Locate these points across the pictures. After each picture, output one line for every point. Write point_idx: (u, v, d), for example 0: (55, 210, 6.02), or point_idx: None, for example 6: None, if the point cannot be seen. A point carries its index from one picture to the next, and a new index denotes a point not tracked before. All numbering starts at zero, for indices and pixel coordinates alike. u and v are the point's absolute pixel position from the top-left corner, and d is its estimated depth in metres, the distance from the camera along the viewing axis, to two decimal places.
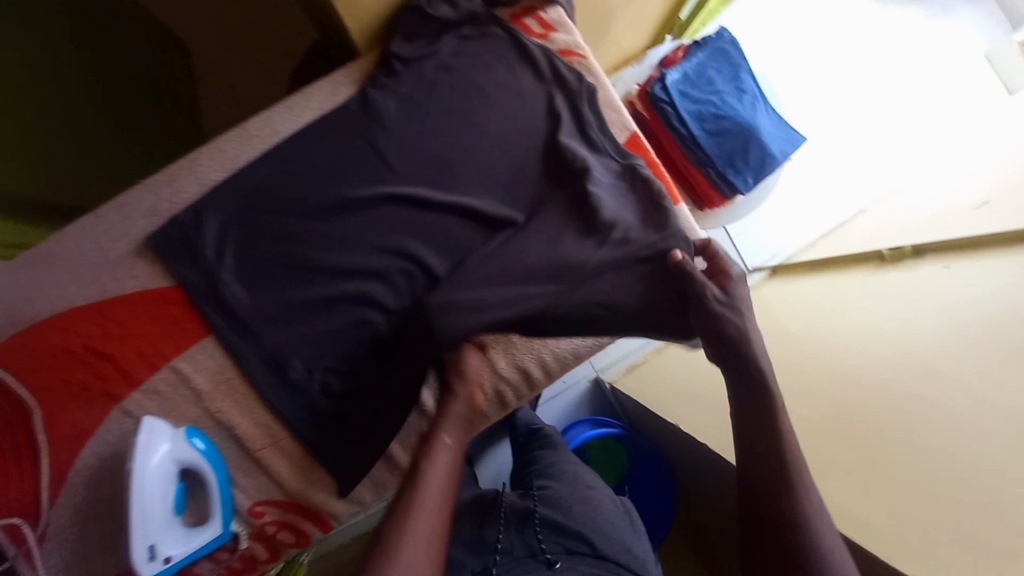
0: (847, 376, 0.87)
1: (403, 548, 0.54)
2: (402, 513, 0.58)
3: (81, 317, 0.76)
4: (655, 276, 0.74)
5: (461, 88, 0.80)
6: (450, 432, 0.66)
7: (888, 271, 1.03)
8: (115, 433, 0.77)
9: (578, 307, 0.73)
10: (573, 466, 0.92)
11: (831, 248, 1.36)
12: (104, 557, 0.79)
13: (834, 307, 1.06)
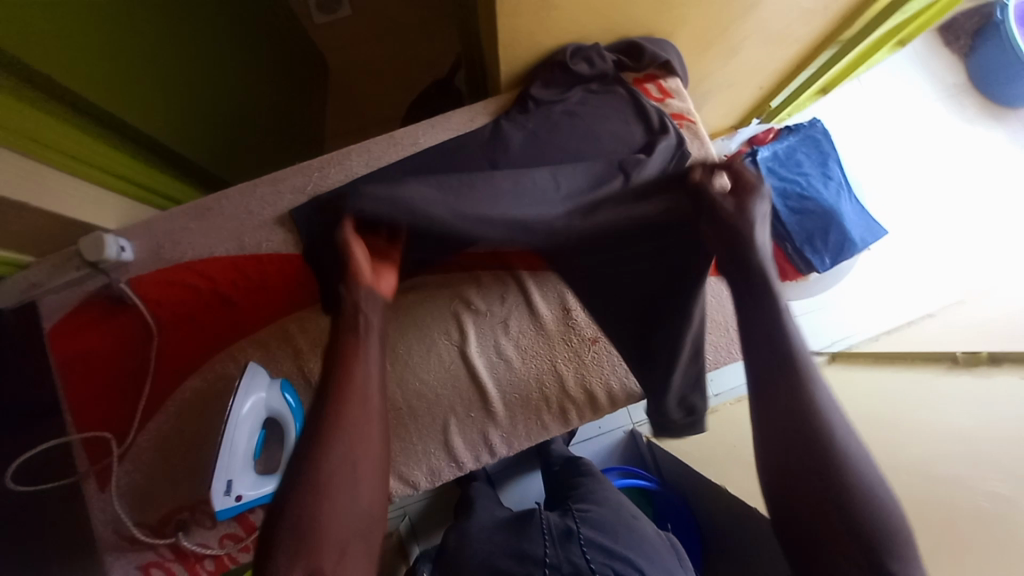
0: (915, 466, 0.84)
1: (332, 429, 0.54)
2: (332, 389, 0.57)
3: (215, 266, 0.87)
4: (673, 204, 0.70)
5: (576, 131, 0.87)
6: (370, 312, 0.63)
7: (959, 374, 1.02)
8: (214, 374, 0.85)
9: (588, 223, 0.72)
10: (615, 494, 0.93)
11: (899, 344, 1.34)
12: (164, 491, 0.82)
13: (902, 400, 1.03)
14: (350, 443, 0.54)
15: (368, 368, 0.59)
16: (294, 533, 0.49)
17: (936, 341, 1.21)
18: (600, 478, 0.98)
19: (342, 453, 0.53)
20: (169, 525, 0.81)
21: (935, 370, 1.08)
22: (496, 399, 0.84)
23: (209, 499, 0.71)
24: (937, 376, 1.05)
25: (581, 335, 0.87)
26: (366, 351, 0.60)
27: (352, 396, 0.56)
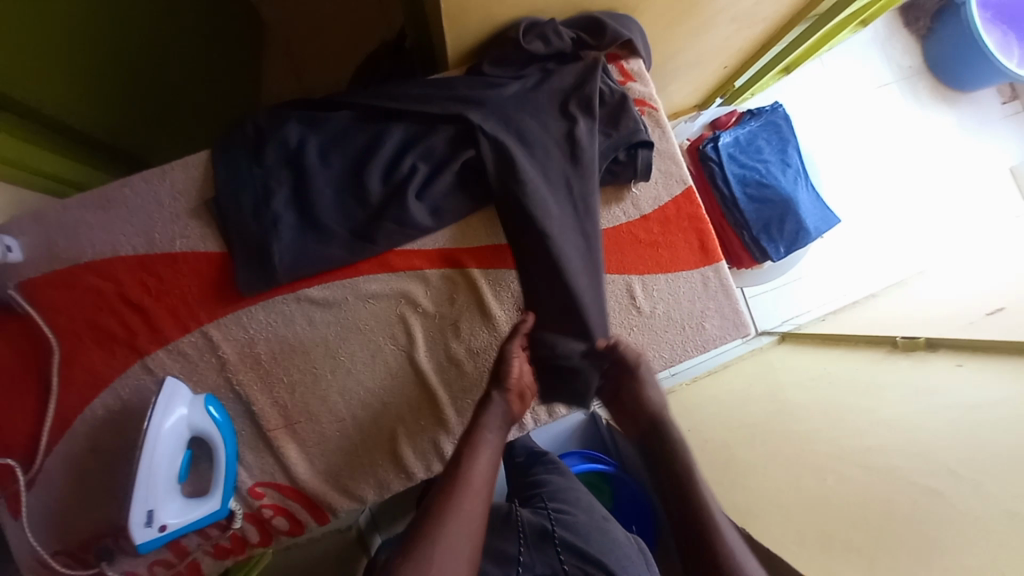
0: (855, 455, 0.87)
1: (443, 536, 0.54)
2: (448, 492, 0.58)
3: (126, 266, 0.77)
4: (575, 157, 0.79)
5: (531, 102, 0.81)
6: (493, 428, 0.66)
7: (899, 359, 1.06)
8: (129, 388, 0.76)
9: (494, 148, 0.78)
10: (586, 494, 0.95)
11: (844, 326, 1.38)
12: (78, 518, 0.74)
13: (844, 385, 1.07)
14: (456, 536, 0.54)
15: (481, 461, 0.61)
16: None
17: (878, 325, 1.26)
18: (572, 478, 1.00)
19: (452, 550, 0.53)
20: (92, 551, 0.75)
21: (873, 356, 1.13)
22: (450, 407, 0.81)
23: (128, 532, 0.64)
24: (876, 361, 1.10)
25: None
26: (474, 455, 0.62)
27: (466, 488, 0.58)
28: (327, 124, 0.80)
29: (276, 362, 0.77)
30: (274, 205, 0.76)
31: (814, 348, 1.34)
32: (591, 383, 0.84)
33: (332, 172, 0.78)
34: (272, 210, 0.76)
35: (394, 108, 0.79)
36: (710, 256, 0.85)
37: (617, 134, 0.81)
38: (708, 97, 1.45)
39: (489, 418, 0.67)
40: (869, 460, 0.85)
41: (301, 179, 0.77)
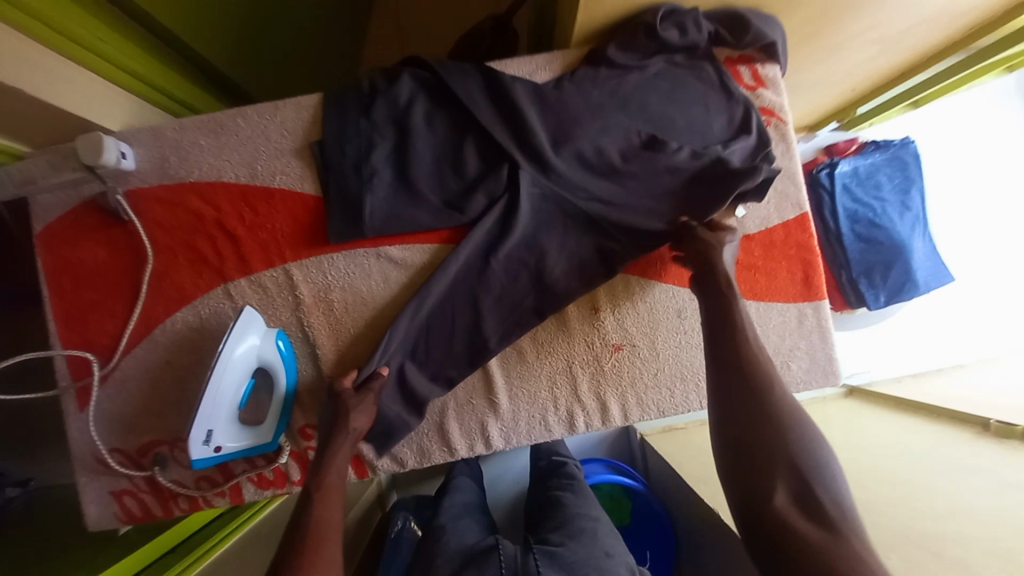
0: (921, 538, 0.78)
1: None
2: (301, 537, 0.52)
3: (225, 194, 0.79)
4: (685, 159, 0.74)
5: (652, 101, 0.78)
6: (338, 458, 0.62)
7: (985, 445, 0.93)
8: (209, 310, 0.79)
9: (599, 140, 0.75)
10: (592, 524, 0.89)
11: (923, 392, 1.23)
12: (144, 420, 0.79)
13: (921, 461, 0.96)
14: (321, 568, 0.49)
15: (323, 506, 0.56)
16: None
17: (968, 397, 1.12)
18: (584, 504, 0.95)
19: None
20: (147, 456, 0.79)
21: (961, 434, 0.99)
22: (504, 397, 0.78)
23: (185, 446, 0.67)
24: (959, 440, 0.98)
25: (605, 340, 0.78)
26: (320, 505, 0.56)
27: (324, 538, 0.52)
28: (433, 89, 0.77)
29: (347, 312, 0.78)
30: (373, 159, 0.76)
31: (889, 412, 1.21)
32: (654, 400, 0.78)
33: (430, 136, 0.76)
34: (371, 164, 0.75)
35: (504, 82, 0.75)
36: (813, 292, 0.78)
37: (737, 148, 0.77)
38: (822, 119, 1.28)
39: (338, 454, 0.63)
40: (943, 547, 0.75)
41: (399, 138, 0.76)
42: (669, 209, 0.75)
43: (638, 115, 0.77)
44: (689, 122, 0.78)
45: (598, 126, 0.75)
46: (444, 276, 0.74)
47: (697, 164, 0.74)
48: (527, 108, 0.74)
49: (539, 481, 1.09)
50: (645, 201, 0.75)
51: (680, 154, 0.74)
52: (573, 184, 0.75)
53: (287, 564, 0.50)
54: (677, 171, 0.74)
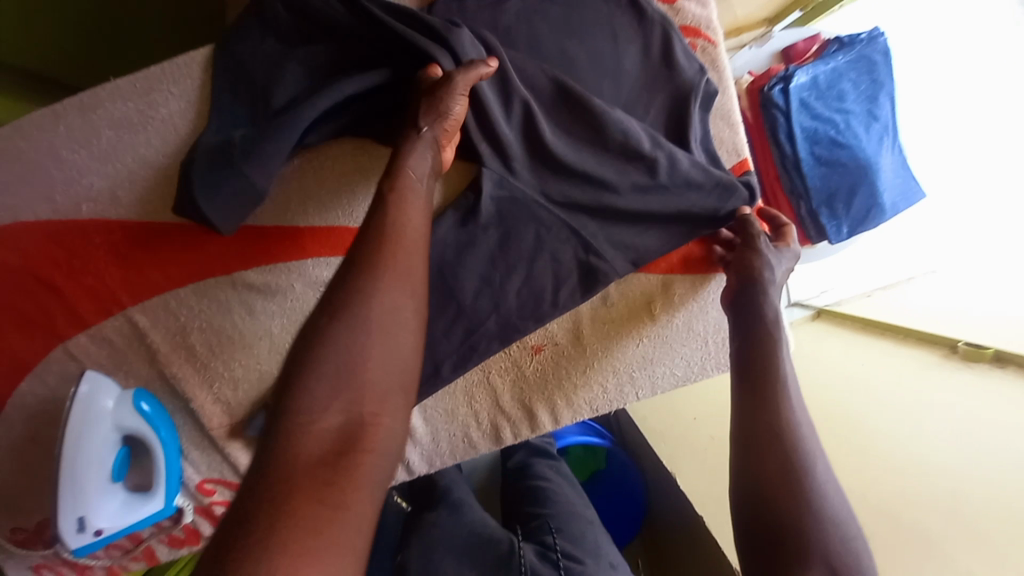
0: (885, 502, 0.70)
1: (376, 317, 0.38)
2: (370, 267, 0.40)
3: (31, 237, 0.63)
4: (593, 120, 0.60)
5: (542, 44, 0.60)
6: (418, 165, 0.48)
7: (952, 371, 0.83)
8: (56, 375, 0.67)
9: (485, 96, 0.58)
10: (592, 529, 0.87)
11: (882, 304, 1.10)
12: (26, 501, 0.71)
13: (872, 394, 0.85)
14: (395, 305, 0.39)
15: (410, 207, 0.44)
16: (332, 367, 0.35)
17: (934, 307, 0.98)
18: (578, 502, 0.93)
19: (388, 341, 0.38)
20: (48, 533, 0.72)
21: (919, 360, 0.88)
22: (419, 416, 0.69)
23: (60, 537, 0.60)
24: (924, 368, 0.86)
25: (524, 342, 0.68)
26: (401, 187, 0.45)
27: (403, 243, 0.42)
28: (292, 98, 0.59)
29: (214, 354, 0.66)
30: (275, 98, 0.58)
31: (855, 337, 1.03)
32: (584, 399, 0.70)
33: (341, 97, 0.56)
34: (269, 146, 0.54)
35: (457, 35, 0.56)
36: None
37: (663, 90, 0.62)
38: (782, 8, 1.04)
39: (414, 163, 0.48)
40: (902, 512, 0.68)
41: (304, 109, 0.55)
42: (608, 170, 0.61)
43: (528, 64, 0.60)
44: (592, 66, 0.61)
45: (574, 111, 0.60)
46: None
47: (675, 163, 0.61)
48: (484, 93, 0.58)
49: (513, 476, 1.03)
50: (584, 175, 0.61)
51: (655, 157, 0.61)
52: (549, 191, 0.62)
53: (359, 255, 0.40)
54: (656, 174, 0.61)
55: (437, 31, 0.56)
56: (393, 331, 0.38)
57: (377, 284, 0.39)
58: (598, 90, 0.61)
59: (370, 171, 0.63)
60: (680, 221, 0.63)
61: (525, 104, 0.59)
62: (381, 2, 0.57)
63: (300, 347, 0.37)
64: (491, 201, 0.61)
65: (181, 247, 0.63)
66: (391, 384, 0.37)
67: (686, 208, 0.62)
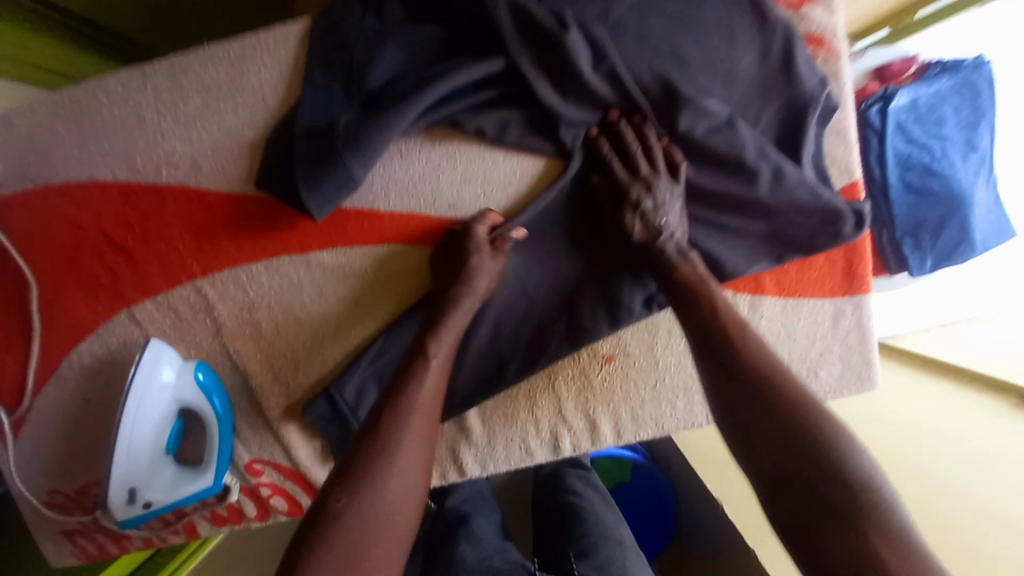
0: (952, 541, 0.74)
1: (386, 488, 0.45)
2: (388, 430, 0.48)
3: (105, 196, 0.61)
4: (700, 127, 0.56)
5: (654, 36, 0.56)
6: (452, 332, 0.57)
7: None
8: (116, 340, 0.65)
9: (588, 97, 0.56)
10: (618, 553, 0.82)
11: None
12: (73, 463, 0.69)
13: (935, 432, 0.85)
14: (400, 478, 0.46)
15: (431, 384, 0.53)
16: (338, 553, 0.41)
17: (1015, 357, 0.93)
18: (607, 520, 0.88)
19: (387, 512, 0.44)
20: (89, 498, 0.70)
21: (985, 407, 0.86)
22: (476, 416, 0.67)
23: (109, 506, 0.59)
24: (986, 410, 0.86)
25: (595, 350, 0.65)
26: (433, 359, 0.54)
27: (421, 409, 0.51)
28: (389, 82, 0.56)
29: (279, 332, 0.65)
30: (370, 79, 0.56)
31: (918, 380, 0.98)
32: (651, 416, 0.66)
33: (449, 86, 0.54)
34: (373, 133, 0.53)
35: (571, 33, 0.53)
36: (855, 285, 0.62)
37: (779, 98, 0.57)
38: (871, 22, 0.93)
39: (455, 322, 0.57)
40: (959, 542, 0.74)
41: (407, 97, 0.54)
42: (707, 178, 0.58)
43: (638, 60, 0.56)
44: (705, 64, 0.56)
45: (679, 115, 0.56)
46: (421, 314, 0.64)
47: (786, 175, 0.56)
48: (591, 94, 0.56)
49: (543, 487, 1.01)
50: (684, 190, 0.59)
51: (758, 168, 0.56)
52: None
53: (383, 428, 0.48)
54: (756, 187, 0.57)
55: (547, 22, 0.53)
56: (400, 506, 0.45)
57: (397, 461, 0.47)
58: (709, 89, 0.57)
59: (461, 159, 0.61)
60: (779, 240, 0.59)
61: None
62: None
63: (316, 514, 0.43)
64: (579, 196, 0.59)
65: (260, 223, 0.62)
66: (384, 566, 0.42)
67: (785, 225, 0.58)
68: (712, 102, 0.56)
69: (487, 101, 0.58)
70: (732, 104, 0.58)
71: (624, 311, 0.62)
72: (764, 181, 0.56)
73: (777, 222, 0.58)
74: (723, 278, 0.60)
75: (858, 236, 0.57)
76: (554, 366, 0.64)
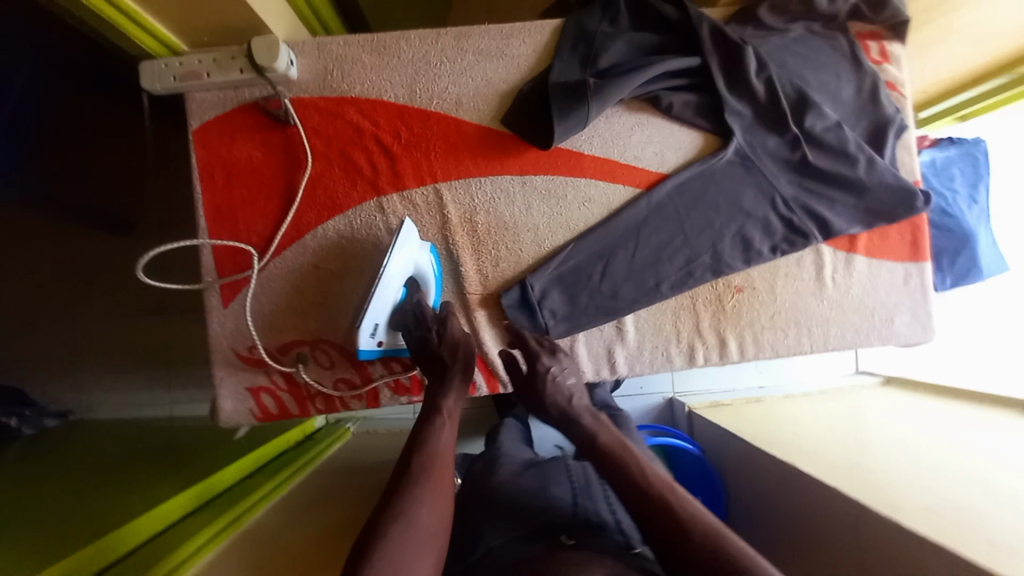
0: (924, 459, 0.94)
1: (418, 517, 0.55)
2: (419, 471, 0.59)
3: (385, 112, 0.82)
4: (821, 123, 0.81)
5: (792, 64, 0.83)
6: (450, 398, 0.69)
7: (982, 420, 1.06)
8: (360, 220, 0.82)
9: (748, 91, 0.80)
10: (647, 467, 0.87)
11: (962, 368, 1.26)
12: (284, 320, 0.82)
13: (940, 441, 1.00)
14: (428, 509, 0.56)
15: (444, 437, 0.64)
16: None
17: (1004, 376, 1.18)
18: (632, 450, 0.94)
19: (421, 548, 0.53)
20: (288, 354, 0.82)
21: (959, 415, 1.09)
22: (631, 320, 0.85)
23: (355, 337, 0.69)
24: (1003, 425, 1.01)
25: (728, 281, 0.85)
26: (443, 417, 0.67)
27: (439, 460, 0.61)
28: (611, 64, 0.81)
29: (489, 233, 0.83)
30: (602, 61, 0.80)
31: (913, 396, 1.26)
32: (767, 339, 0.85)
33: (662, 69, 0.79)
34: (608, 90, 0.77)
35: (747, 47, 0.79)
36: (918, 254, 0.85)
37: (867, 117, 0.84)
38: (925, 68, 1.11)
39: (450, 398, 0.69)
40: (917, 461, 0.93)
41: (633, 72, 0.78)
42: (821, 160, 0.82)
43: (783, 76, 0.82)
44: (822, 86, 0.83)
45: (806, 113, 0.81)
46: (601, 232, 0.83)
47: (875, 163, 0.81)
48: (754, 90, 0.80)
49: None
50: (802, 167, 0.82)
51: (857, 157, 0.81)
52: (775, 168, 0.83)
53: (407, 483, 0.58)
54: (857, 169, 0.81)
55: (733, 40, 0.79)
56: (435, 534, 0.55)
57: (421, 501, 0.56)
58: (825, 101, 0.83)
59: (646, 125, 0.84)
60: (866, 211, 0.82)
61: (777, 103, 0.81)
62: (702, 13, 0.81)
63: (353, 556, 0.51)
64: (730, 158, 0.82)
65: (495, 147, 0.83)
66: None
67: (871, 198, 0.82)
68: (828, 110, 0.82)
69: (676, 88, 0.83)
70: (840, 116, 0.84)
71: (752, 250, 0.83)
72: (858, 166, 0.81)
73: (865, 194, 0.82)
74: (830, 234, 0.82)
75: (926, 208, 0.81)
76: (696, 287, 0.84)
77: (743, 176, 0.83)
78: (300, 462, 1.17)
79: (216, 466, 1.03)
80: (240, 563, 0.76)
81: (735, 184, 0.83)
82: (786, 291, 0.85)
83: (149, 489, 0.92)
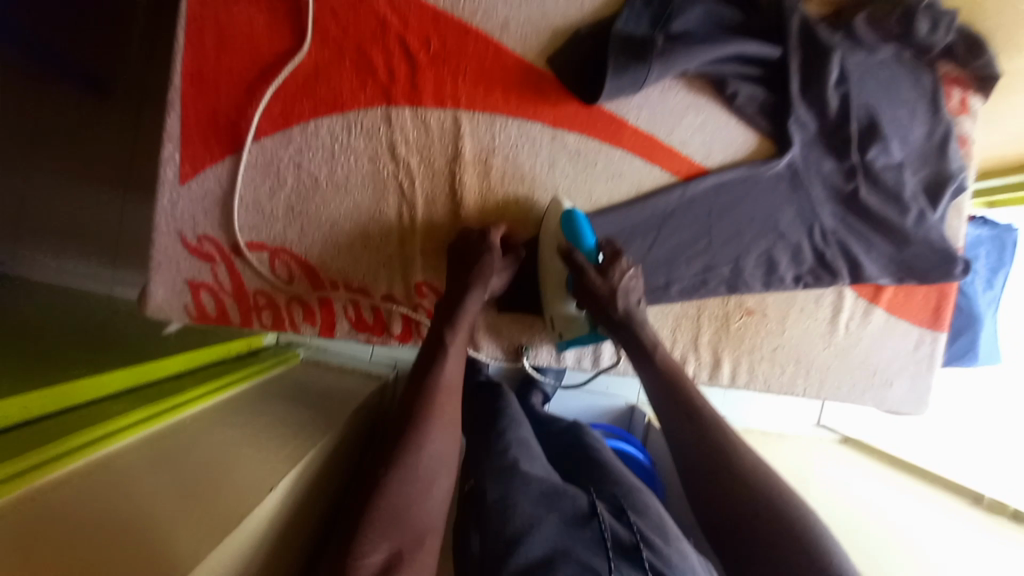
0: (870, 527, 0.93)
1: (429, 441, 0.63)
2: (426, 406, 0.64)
3: (416, 10, 0.69)
4: (884, 159, 0.74)
5: (873, 87, 0.75)
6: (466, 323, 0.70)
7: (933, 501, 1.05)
8: (361, 129, 0.71)
9: (819, 104, 0.72)
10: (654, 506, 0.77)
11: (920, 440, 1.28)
12: (250, 218, 0.73)
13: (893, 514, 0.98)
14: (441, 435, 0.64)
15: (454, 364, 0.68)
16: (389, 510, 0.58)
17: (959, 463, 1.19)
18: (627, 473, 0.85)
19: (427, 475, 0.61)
20: (242, 256, 0.73)
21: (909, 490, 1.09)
22: None
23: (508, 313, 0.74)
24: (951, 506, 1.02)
25: (741, 301, 0.79)
26: (451, 341, 0.69)
27: (448, 390, 0.67)
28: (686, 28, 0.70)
29: (501, 181, 0.74)
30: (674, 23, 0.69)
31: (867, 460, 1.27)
32: (759, 370, 0.80)
33: (738, 51, 0.70)
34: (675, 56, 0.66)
35: (835, 53, 0.70)
36: (938, 323, 0.80)
37: (930, 167, 0.78)
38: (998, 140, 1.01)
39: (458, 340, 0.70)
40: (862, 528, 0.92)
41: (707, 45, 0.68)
42: (872, 198, 0.75)
43: (860, 96, 0.74)
44: (896, 119, 0.76)
45: (872, 145, 0.74)
46: (623, 214, 0.75)
47: (926, 217, 0.75)
48: (825, 104, 0.72)
49: (563, 455, 0.95)
50: (851, 201, 0.75)
51: (910, 206, 0.75)
52: (823, 194, 0.75)
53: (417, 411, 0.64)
54: (907, 219, 0.75)
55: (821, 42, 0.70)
56: (444, 456, 0.64)
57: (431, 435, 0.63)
58: (894, 137, 0.75)
59: (702, 110, 0.75)
60: (904, 263, 0.77)
61: (845, 125, 0.73)
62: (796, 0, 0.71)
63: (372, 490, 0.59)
64: (779, 171, 0.75)
65: (531, 88, 0.72)
66: (433, 507, 0.62)
67: (913, 251, 0.76)
68: (894, 147, 0.75)
69: (744, 78, 0.74)
70: (903, 158, 0.77)
71: (774, 274, 0.77)
72: (909, 215, 0.75)
73: (908, 246, 0.76)
74: (857, 278, 0.77)
75: (961, 277, 0.76)
76: (705, 298, 0.78)
77: (788, 195, 0.75)
78: (213, 378, 1.00)
79: (114, 364, 0.86)
80: (144, 470, 0.65)
81: (777, 200, 0.76)
82: (794, 328, 0.79)
83: (45, 367, 0.77)
